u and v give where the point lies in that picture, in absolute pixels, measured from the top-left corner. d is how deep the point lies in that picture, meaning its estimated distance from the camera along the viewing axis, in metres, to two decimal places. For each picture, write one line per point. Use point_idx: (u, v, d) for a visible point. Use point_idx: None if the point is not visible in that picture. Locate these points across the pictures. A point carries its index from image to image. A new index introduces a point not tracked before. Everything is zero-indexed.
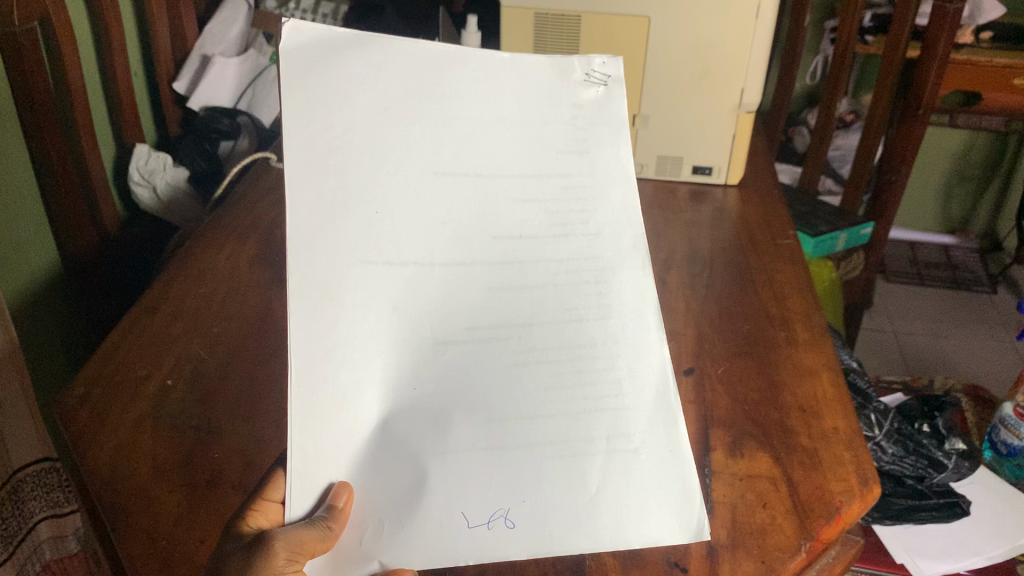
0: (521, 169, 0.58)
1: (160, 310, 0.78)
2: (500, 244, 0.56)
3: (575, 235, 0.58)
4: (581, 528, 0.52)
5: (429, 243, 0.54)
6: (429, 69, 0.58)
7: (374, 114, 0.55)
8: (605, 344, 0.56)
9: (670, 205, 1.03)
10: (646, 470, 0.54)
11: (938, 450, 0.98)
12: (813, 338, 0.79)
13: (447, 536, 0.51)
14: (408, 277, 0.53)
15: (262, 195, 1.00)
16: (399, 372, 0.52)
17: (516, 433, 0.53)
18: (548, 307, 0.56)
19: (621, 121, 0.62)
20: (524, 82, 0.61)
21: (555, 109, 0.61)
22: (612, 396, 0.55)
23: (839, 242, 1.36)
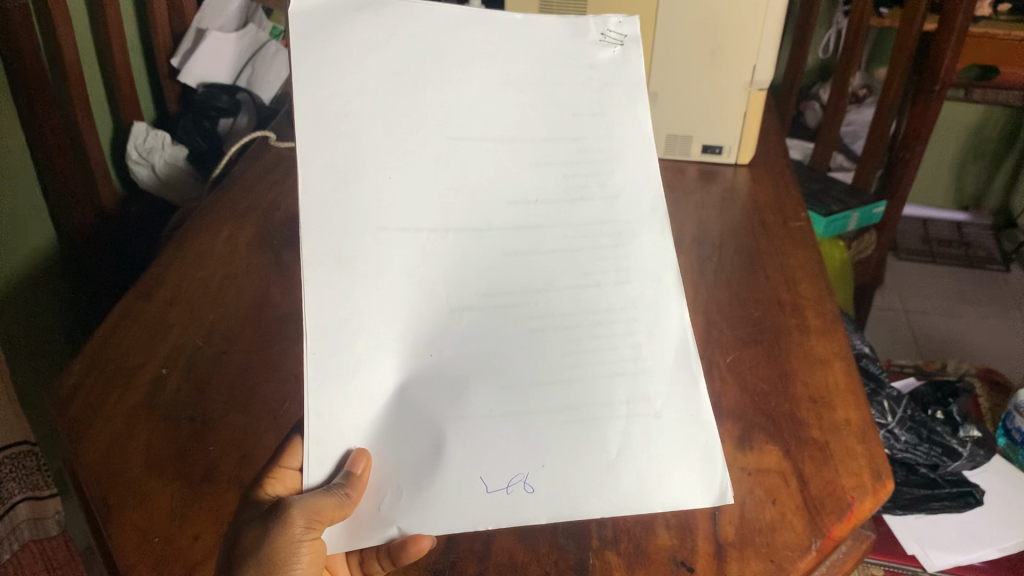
0: (535, 132, 0.56)
1: (157, 295, 0.76)
2: (516, 209, 0.54)
3: (591, 200, 0.56)
4: (602, 492, 0.50)
5: (442, 206, 0.52)
6: (440, 31, 0.56)
7: (386, 78, 0.53)
8: (624, 309, 0.54)
9: (679, 185, 1.01)
10: (668, 434, 0.52)
11: (953, 438, 0.95)
12: (825, 325, 0.77)
13: (465, 502, 0.49)
14: (423, 243, 0.51)
15: (259, 175, 0.98)
16: (415, 338, 0.50)
17: (535, 398, 0.51)
18: (565, 272, 0.54)
19: (637, 83, 0.60)
20: (536, 44, 0.59)
21: (567, 69, 0.59)
22: (632, 360, 0.53)
23: (851, 221, 1.34)
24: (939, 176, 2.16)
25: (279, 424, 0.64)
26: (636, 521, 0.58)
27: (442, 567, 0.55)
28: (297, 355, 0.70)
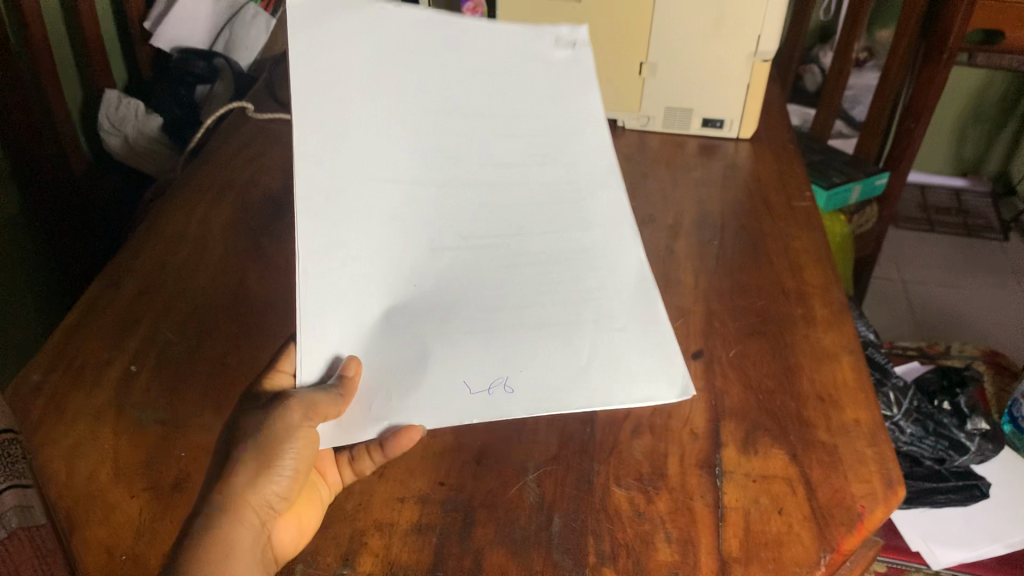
0: (504, 109, 0.65)
1: (126, 285, 0.72)
2: (488, 170, 0.62)
3: (553, 163, 0.64)
4: (577, 389, 0.55)
5: (421, 164, 0.60)
6: (418, 26, 0.64)
7: (367, 59, 0.61)
8: (586, 249, 0.61)
9: (677, 161, 0.96)
10: (633, 348, 0.58)
11: (960, 431, 0.93)
12: (832, 316, 0.73)
13: (453, 398, 0.53)
14: (405, 195, 0.59)
15: (235, 151, 0.93)
16: (402, 270, 0.56)
17: (511, 317, 0.57)
18: (533, 222, 0.61)
19: (589, 73, 0.69)
20: (500, 43, 0.68)
21: (528, 65, 0.68)
22: (595, 288, 0.60)
23: (853, 194, 1.29)
24: (937, 142, 2.12)
25: None
26: (636, 534, 0.55)
27: None
28: (275, 349, 0.67)
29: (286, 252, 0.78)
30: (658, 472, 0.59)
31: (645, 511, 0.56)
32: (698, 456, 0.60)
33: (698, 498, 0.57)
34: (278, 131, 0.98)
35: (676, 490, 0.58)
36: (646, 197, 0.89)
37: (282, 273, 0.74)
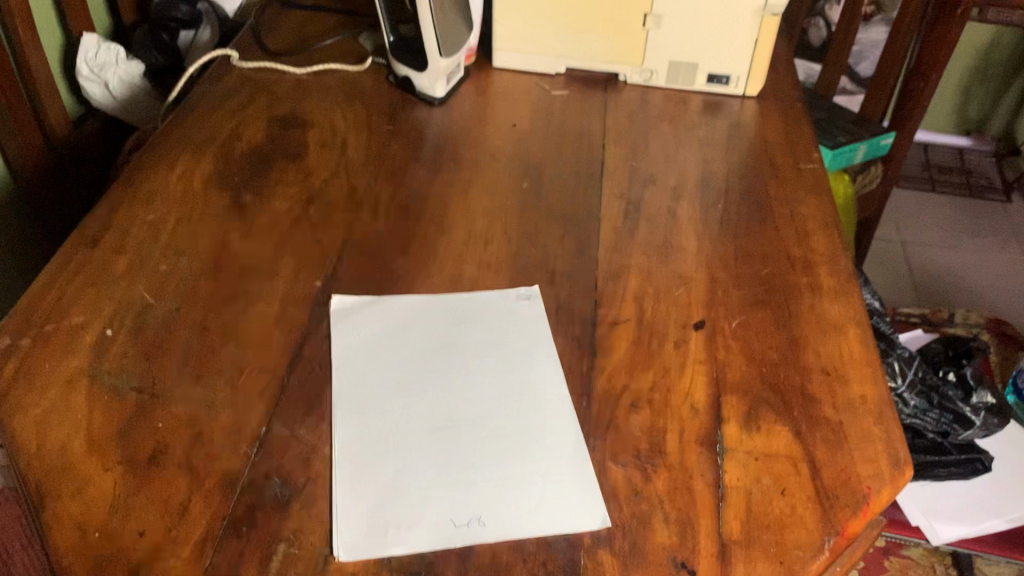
0: (446, 313, 0.66)
1: (101, 243, 0.69)
2: (429, 348, 0.63)
3: (490, 315, 0.67)
4: (537, 519, 0.52)
5: (370, 369, 0.61)
6: (380, 277, 0.69)
7: (338, 296, 0.67)
8: (527, 388, 0.60)
9: (681, 119, 0.92)
10: (576, 471, 0.55)
11: (967, 406, 0.90)
12: (839, 286, 0.70)
13: (428, 531, 0.51)
14: (355, 381, 0.60)
15: (219, 102, 0.89)
16: (360, 432, 0.56)
17: (465, 460, 0.55)
18: (473, 375, 0.61)
19: (535, 266, 0.72)
20: (451, 273, 0.70)
21: (472, 279, 0.70)
22: (536, 424, 0.58)
23: (858, 154, 1.26)
24: (943, 100, 2.07)
25: (237, 397, 0.58)
26: (633, 514, 0.52)
27: (417, 570, 0.49)
28: (258, 315, 0.64)
29: (271, 212, 0.75)
30: (657, 448, 0.56)
31: (642, 490, 0.54)
32: (698, 432, 0.57)
33: (697, 476, 0.55)
34: (263, 82, 0.94)
35: (675, 468, 0.55)
36: (648, 156, 0.86)
37: (267, 237, 0.72)
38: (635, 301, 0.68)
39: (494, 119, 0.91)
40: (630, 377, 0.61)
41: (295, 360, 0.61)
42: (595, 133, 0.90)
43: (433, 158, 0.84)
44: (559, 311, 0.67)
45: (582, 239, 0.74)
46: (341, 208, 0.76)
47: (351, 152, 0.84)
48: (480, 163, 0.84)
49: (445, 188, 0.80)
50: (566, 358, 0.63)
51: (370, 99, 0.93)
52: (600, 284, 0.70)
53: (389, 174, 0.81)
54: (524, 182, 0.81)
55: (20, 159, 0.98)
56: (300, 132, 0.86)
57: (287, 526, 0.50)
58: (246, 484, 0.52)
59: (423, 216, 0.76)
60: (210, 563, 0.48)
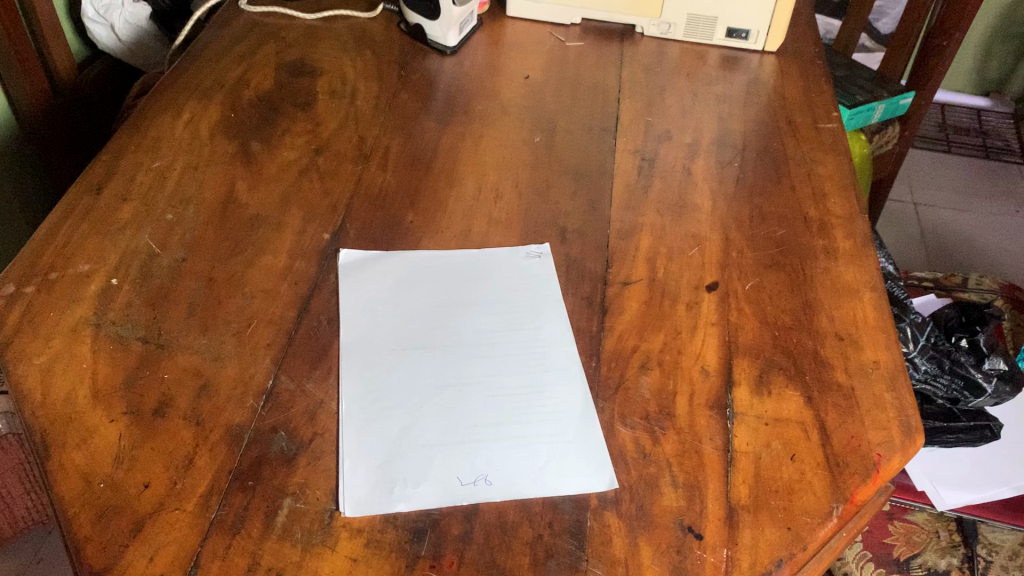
0: (457, 269, 0.66)
1: (107, 190, 0.68)
2: (439, 305, 0.63)
3: (500, 271, 0.66)
4: (543, 480, 0.51)
5: (379, 325, 0.60)
6: (389, 231, 0.68)
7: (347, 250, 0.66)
8: (535, 348, 0.60)
9: (699, 74, 0.90)
10: (584, 431, 0.54)
11: (978, 371, 0.91)
12: (855, 249, 0.69)
13: (434, 490, 0.50)
14: (364, 337, 0.59)
15: (226, 47, 0.88)
16: (368, 388, 0.56)
17: (472, 419, 0.55)
18: (481, 334, 0.61)
19: (551, 223, 0.70)
20: (463, 227, 0.69)
21: (483, 235, 0.69)
22: (544, 384, 0.57)
23: (876, 113, 1.24)
24: (963, 59, 2.03)
25: (243, 350, 0.57)
26: (640, 477, 0.52)
27: (422, 527, 0.48)
28: (265, 267, 0.63)
29: (279, 162, 0.73)
30: (666, 411, 0.55)
31: (650, 453, 0.53)
32: (708, 396, 0.57)
33: (706, 440, 0.54)
34: (272, 28, 0.92)
35: (684, 431, 0.54)
36: (664, 112, 0.84)
37: (274, 187, 0.70)
38: (647, 260, 0.67)
39: (506, 70, 0.89)
40: (640, 338, 0.61)
41: (301, 313, 0.60)
42: (609, 87, 0.88)
43: (444, 109, 0.82)
44: (570, 269, 0.66)
45: (594, 196, 0.73)
46: (349, 159, 0.75)
47: (361, 101, 0.82)
48: (492, 115, 0.82)
49: (456, 140, 0.79)
50: (576, 317, 0.62)
51: (381, 46, 0.91)
52: (613, 242, 0.68)
53: (399, 125, 0.79)
54: (537, 136, 0.80)
55: (23, 100, 0.97)
56: (309, 80, 0.84)
57: (292, 481, 0.50)
58: (251, 438, 0.52)
59: (433, 168, 0.75)
60: (216, 516, 0.48)
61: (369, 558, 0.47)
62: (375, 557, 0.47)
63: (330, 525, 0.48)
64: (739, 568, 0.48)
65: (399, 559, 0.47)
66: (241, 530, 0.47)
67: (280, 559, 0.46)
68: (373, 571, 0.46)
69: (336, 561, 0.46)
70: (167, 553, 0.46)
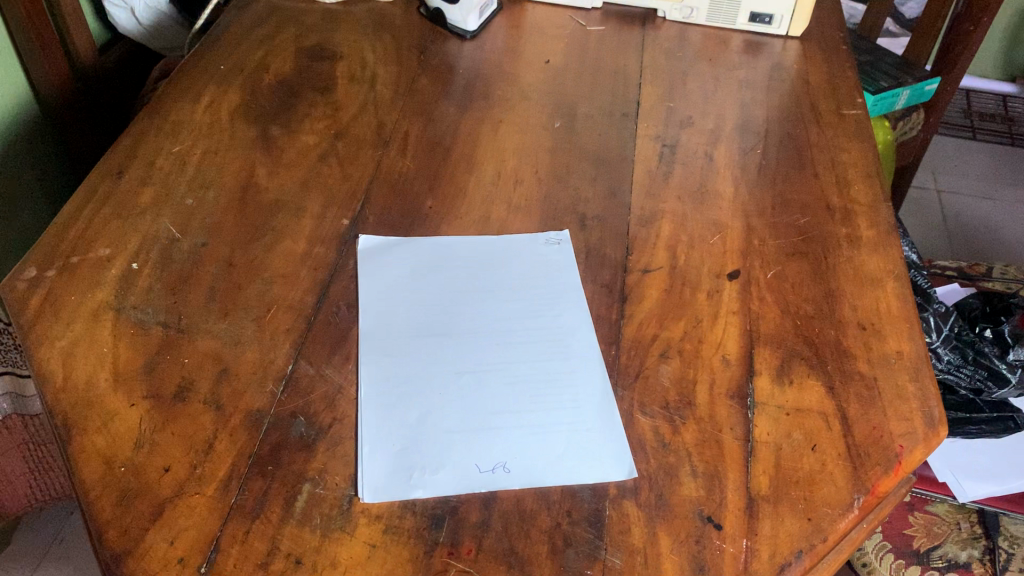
0: (476, 256, 0.65)
1: (127, 174, 0.68)
2: (457, 292, 0.62)
3: (519, 259, 0.65)
4: (563, 468, 0.51)
5: (397, 311, 0.60)
6: (407, 217, 0.68)
7: (366, 236, 0.66)
8: (553, 336, 0.60)
9: (721, 59, 0.89)
10: (603, 420, 0.54)
11: (1002, 363, 0.93)
12: (879, 238, 0.68)
13: (453, 478, 0.50)
14: (382, 324, 0.59)
15: (246, 32, 0.88)
16: (387, 374, 0.56)
17: (490, 406, 0.54)
18: (499, 322, 0.60)
19: (571, 209, 0.70)
20: (482, 214, 0.69)
21: (503, 222, 0.69)
22: (563, 372, 0.57)
23: (900, 99, 1.22)
24: (989, 43, 2.00)
25: (263, 335, 0.57)
26: (660, 466, 0.51)
27: (441, 514, 0.48)
28: (285, 252, 0.63)
29: (299, 146, 0.73)
30: (686, 400, 0.55)
31: (670, 442, 0.53)
32: (729, 385, 0.56)
33: (726, 429, 0.54)
34: (292, 12, 0.92)
35: (704, 420, 0.54)
36: (686, 97, 0.83)
37: (294, 172, 0.70)
38: (668, 248, 0.66)
39: (526, 55, 0.88)
40: (661, 326, 0.60)
41: (321, 298, 0.60)
42: (631, 71, 0.87)
43: (463, 93, 0.82)
44: (589, 256, 0.66)
45: (615, 182, 0.72)
46: (369, 144, 0.75)
47: (380, 86, 0.82)
48: (512, 100, 0.81)
49: (476, 125, 0.78)
50: (596, 305, 0.62)
51: (400, 31, 0.90)
52: (633, 229, 0.68)
53: (418, 110, 0.79)
54: (557, 121, 0.79)
55: (44, 83, 0.97)
56: (328, 64, 0.84)
57: (312, 466, 0.50)
58: (271, 423, 0.52)
59: (453, 154, 0.74)
60: (235, 501, 0.48)
61: (387, 544, 0.47)
62: (394, 543, 0.47)
63: (349, 511, 0.48)
64: (759, 558, 0.47)
65: (417, 546, 0.47)
66: (260, 515, 0.47)
67: (299, 544, 0.46)
68: (392, 557, 0.46)
69: (354, 546, 0.46)
70: (187, 537, 0.46)
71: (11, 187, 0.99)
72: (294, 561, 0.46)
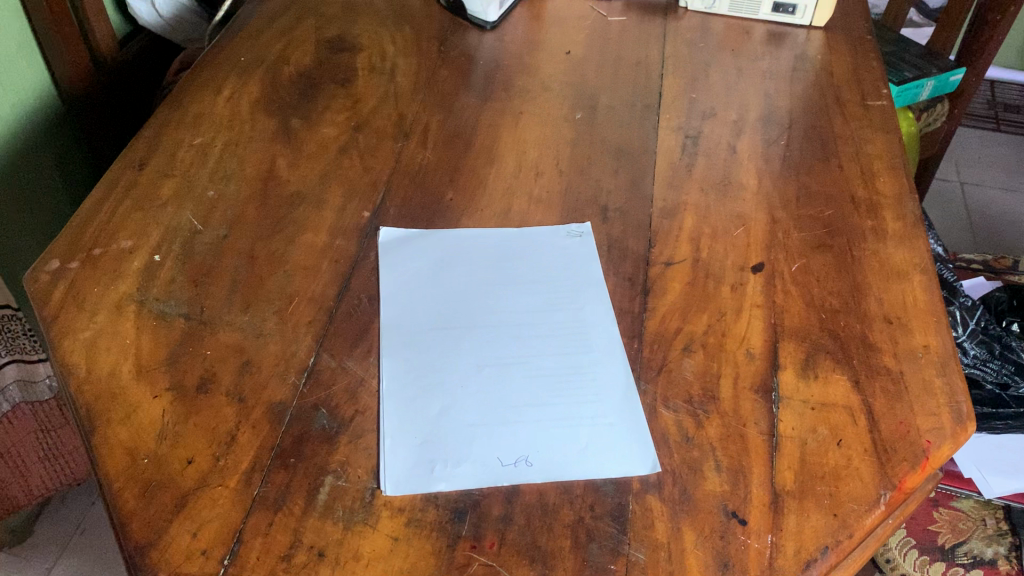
0: (496, 248, 0.65)
1: (149, 166, 0.68)
2: (478, 285, 0.62)
3: (540, 251, 0.65)
4: (585, 462, 0.51)
5: (418, 303, 0.60)
6: (427, 210, 0.68)
7: (387, 228, 0.65)
8: (575, 329, 0.59)
9: (744, 49, 0.89)
10: (626, 413, 0.53)
11: None
12: (905, 230, 0.67)
13: (476, 471, 0.50)
14: (403, 316, 0.59)
15: (266, 23, 0.88)
16: (408, 366, 0.56)
17: (512, 399, 0.54)
18: (520, 315, 0.60)
19: (593, 202, 0.69)
20: (503, 207, 0.69)
21: (524, 214, 0.68)
22: (585, 366, 0.57)
23: (924, 90, 1.21)
24: (1016, 34, 1.97)
25: (285, 327, 0.57)
26: (684, 461, 0.51)
27: (463, 507, 0.48)
28: (306, 244, 0.63)
29: (319, 139, 0.73)
30: (710, 394, 0.55)
31: (694, 437, 0.52)
32: (753, 379, 0.56)
33: (751, 424, 0.53)
34: (312, 4, 0.92)
35: (728, 415, 0.53)
36: (709, 88, 0.82)
37: (315, 164, 0.70)
38: (691, 240, 0.66)
39: (547, 45, 0.88)
40: (684, 319, 0.60)
41: (342, 291, 0.60)
42: (652, 62, 0.86)
43: (484, 85, 0.81)
44: (612, 249, 0.65)
45: (637, 174, 0.72)
46: (390, 135, 0.74)
47: (400, 78, 0.82)
48: (532, 92, 0.81)
49: (496, 116, 0.78)
50: (618, 298, 0.61)
51: (420, 22, 0.90)
52: (656, 222, 0.67)
53: (438, 102, 0.79)
54: (578, 113, 0.79)
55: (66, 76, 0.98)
56: (348, 56, 0.84)
57: (334, 459, 0.50)
58: (294, 415, 0.52)
59: (473, 146, 0.74)
60: (258, 493, 0.48)
61: (410, 537, 0.47)
62: (416, 536, 0.47)
63: (371, 503, 0.48)
64: (784, 554, 0.47)
65: (440, 539, 0.47)
66: (283, 507, 0.47)
67: (322, 537, 0.46)
68: (414, 551, 0.46)
69: (377, 539, 0.46)
70: (210, 529, 0.46)
71: (35, 180, 1.00)
72: (316, 554, 0.45)
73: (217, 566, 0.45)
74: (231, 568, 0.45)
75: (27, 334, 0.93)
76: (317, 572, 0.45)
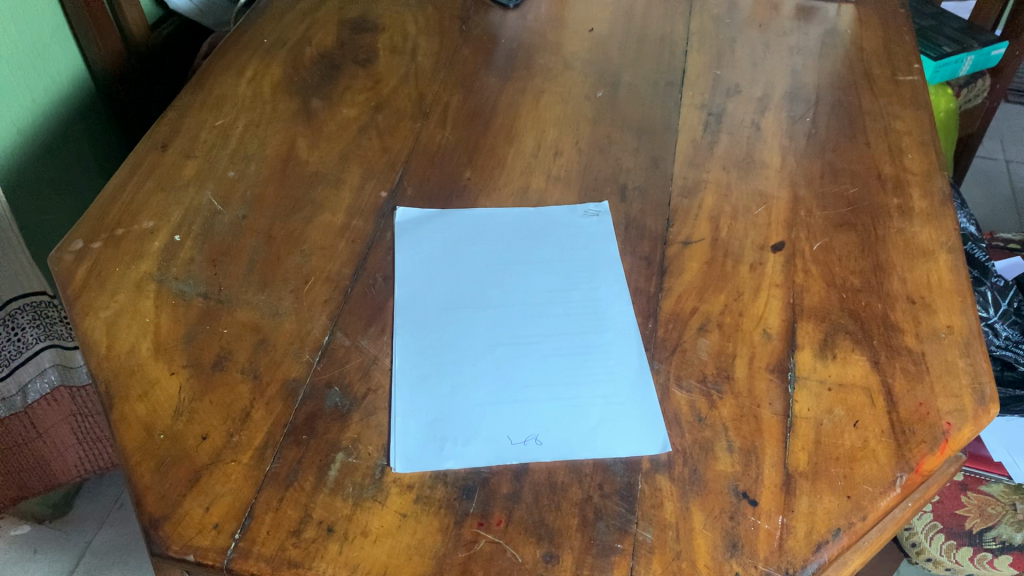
0: (510, 227, 0.65)
1: (172, 147, 0.69)
2: (491, 265, 0.62)
3: (555, 232, 0.65)
4: (595, 442, 0.51)
5: (431, 283, 0.60)
6: (444, 192, 0.67)
7: (403, 209, 0.65)
8: (588, 310, 0.59)
9: (772, 25, 0.87)
10: (636, 393, 0.53)
11: None
12: (932, 208, 0.66)
13: (486, 450, 0.50)
14: (415, 294, 0.59)
15: (290, 5, 0.88)
16: (421, 345, 0.56)
17: (522, 379, 0.54)
18: (532, 295, 0.60)
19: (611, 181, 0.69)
20: (519, 186, 0.68)
21: (541, 194, 0.68)
22: (597, 347, 0.56)
23: (964, 65, 1.17)
24: None
25: (301, 306, 0.58)
26: (696, 442, 0.50)
27: (472, 485, 0.48)
28: (323, 225, 0.63)
29: (340, 119, 0.73)
30: (724, 374, 0.54)
31: (707, 417, 0.52)
32: (770, 359, 0.55)
33: (766, 405, 0.52)
34: None
35: (743, 396, 0.53)
36: (734, 64, 0.81)
37: (334, 144, 0.71)
38: (711, 219, 0.65)
39: (570, 23, 0.87)
40: (701, 299, 0.59)
41: (358, 271, 0.60)
42: (677, 39, 0.85)
43: (506, 64, 0.81)
44: (630, 228, 0.65)
45: (657, 152, 0.71)
46: (408, 116, 0.74)
47: (421, 57, 0.82)
48: (554, 70, 0.80)
49: (517, 96, 0.77)
50: (634, 278, 0.61)
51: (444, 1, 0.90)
52: (675, 200, 0.67)
53: (458, 81, 0.78)
54: (599, 91, 0.78)
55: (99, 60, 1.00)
56: (370, 37, 0.84)
57: (345, 436, 0.50)
58: (307, 393, 0.52)
59: (494, 125, 0.74)
60: (271, 469, 0.48)
61: (418, 514, 0.47)
62: (424, 513, 0.47)
63: (381, 480, 0.48)
64: (795, 536, 0.46)
65: (448, 516, 0.47)
66: (295, 483, 0.48)
67: (331, 513, 0.47)
68: (422, 528, 0.46)
69: (386, 516, 0.47)
70: (223, 504, 0.47)
71: (67, 162, 1.02)
72: (326, 530, 0.46)
73: (229, 540, 0.45)
74: (241, 542, 0.45)
75: (65, 320, 0.94)
76: (326, 547, 0.45)
